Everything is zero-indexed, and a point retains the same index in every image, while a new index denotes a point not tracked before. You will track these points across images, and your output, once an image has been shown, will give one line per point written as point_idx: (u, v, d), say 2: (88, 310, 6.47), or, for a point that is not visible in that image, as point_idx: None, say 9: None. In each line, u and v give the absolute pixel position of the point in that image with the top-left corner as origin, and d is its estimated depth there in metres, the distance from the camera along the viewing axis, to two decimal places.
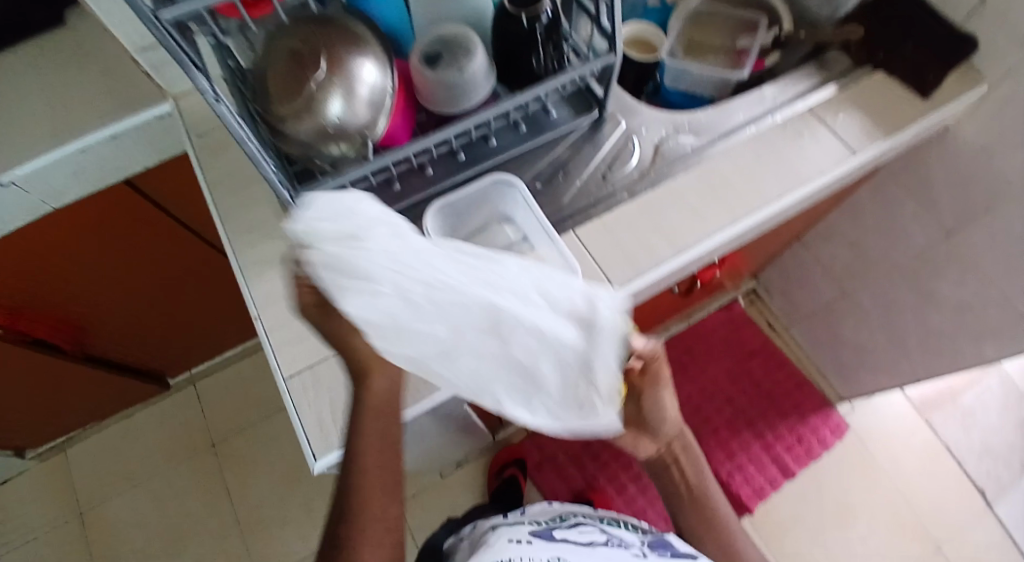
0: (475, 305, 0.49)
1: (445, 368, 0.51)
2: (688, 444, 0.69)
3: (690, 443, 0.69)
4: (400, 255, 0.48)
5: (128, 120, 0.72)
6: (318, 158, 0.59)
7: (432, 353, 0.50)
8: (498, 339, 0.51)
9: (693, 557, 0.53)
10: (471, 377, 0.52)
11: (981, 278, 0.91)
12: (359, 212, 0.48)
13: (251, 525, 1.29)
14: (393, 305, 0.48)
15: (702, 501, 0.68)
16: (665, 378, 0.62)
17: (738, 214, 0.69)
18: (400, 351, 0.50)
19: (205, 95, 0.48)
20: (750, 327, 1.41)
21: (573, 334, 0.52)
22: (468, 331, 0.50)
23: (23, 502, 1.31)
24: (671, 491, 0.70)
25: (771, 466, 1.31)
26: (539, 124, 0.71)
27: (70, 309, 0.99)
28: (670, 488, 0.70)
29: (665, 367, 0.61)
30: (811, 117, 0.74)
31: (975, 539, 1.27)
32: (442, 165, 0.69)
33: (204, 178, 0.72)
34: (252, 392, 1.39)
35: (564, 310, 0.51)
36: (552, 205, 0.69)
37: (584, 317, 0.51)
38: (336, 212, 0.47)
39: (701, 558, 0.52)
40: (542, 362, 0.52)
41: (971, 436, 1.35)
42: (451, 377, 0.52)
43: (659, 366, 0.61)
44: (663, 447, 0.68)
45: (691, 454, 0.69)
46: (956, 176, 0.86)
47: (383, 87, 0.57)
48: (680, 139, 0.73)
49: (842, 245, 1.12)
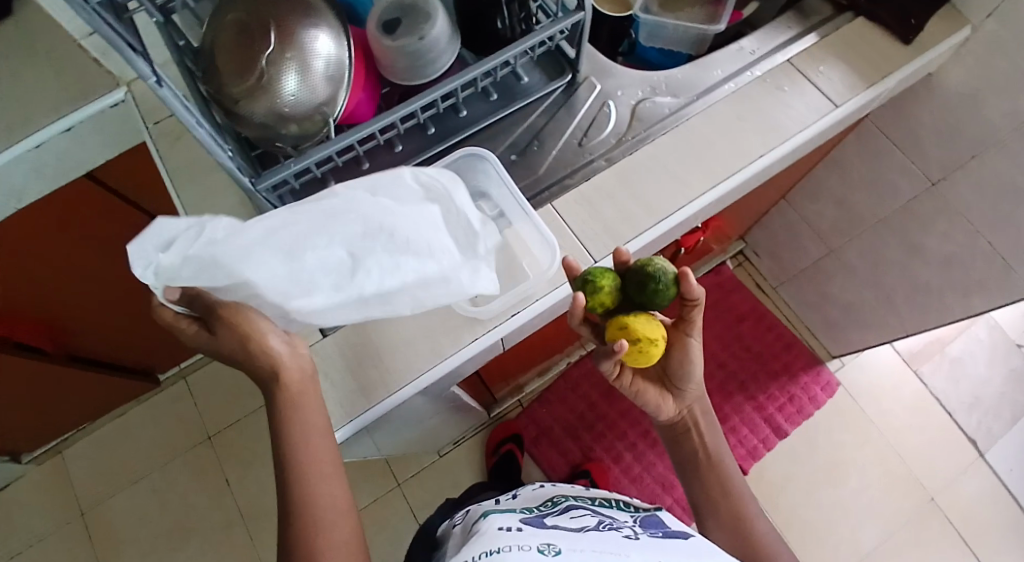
0: (343, 214, 0.50)
1: (366, 284, 0.50)
2: (708, 408, 0.64)
3: (709, 410, 0.64)
4: (248, 225, 0.46)
5: (80, 111, 0.67)
6: (277, 141, 0.56)
7: (344, 272, 0.49)
8: (388, 237, 0.51)
9: (685, 535, 0.51)
10: (396, 280, 0.51)
11: (968, 228, 0.90)
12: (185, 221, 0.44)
13: (254, 514, 1.28)
14: (274, 256, 0.46)
15: (721, 470, 0.63)
16: (697, 331, 0.57)
17: (720, 175, 0.67)
18: (313, 293, 0.49)
19: (146, 80, 0.43)
20: (738, 289, 1.41)
21: (437, 205, 0.56)
22: (358, 241, 0.50)
23: (19, 508, 1.29)
24: (688, 461, 0.64)
25: (763, 426, 1.31)
26: (510, 90, 0.68)
27: (44, 309, 0.95)
28: (688, 456, 0.64)
29: (700, 317, 0.56)
30: (792, 70, 0.72)
31: (966, 486, 1.29)
32: (411, 140, 0.66)
33: (165, 169, 0.69)
34: (241, 383, 1.36)
35: (415, 190, 0.55)
36: (529, 176, 0.67)
37: (431, 188, 0.56)
38: (179, 228, 0.44)
39: (694, 538, 0.50)
40: (440, 241, 0.54)
41: (961, 386, 1.36)
42: (380, 288, 0.51)
43: (693, 316, 0.56)
44: (683, 409, 0.62)
45: (711, 423, 0.64)
46: (942, 124, 0.85)
47: (340, 59, 0.55)
48: (658, 100, 0.70)
49: (828, 201, 1.10)
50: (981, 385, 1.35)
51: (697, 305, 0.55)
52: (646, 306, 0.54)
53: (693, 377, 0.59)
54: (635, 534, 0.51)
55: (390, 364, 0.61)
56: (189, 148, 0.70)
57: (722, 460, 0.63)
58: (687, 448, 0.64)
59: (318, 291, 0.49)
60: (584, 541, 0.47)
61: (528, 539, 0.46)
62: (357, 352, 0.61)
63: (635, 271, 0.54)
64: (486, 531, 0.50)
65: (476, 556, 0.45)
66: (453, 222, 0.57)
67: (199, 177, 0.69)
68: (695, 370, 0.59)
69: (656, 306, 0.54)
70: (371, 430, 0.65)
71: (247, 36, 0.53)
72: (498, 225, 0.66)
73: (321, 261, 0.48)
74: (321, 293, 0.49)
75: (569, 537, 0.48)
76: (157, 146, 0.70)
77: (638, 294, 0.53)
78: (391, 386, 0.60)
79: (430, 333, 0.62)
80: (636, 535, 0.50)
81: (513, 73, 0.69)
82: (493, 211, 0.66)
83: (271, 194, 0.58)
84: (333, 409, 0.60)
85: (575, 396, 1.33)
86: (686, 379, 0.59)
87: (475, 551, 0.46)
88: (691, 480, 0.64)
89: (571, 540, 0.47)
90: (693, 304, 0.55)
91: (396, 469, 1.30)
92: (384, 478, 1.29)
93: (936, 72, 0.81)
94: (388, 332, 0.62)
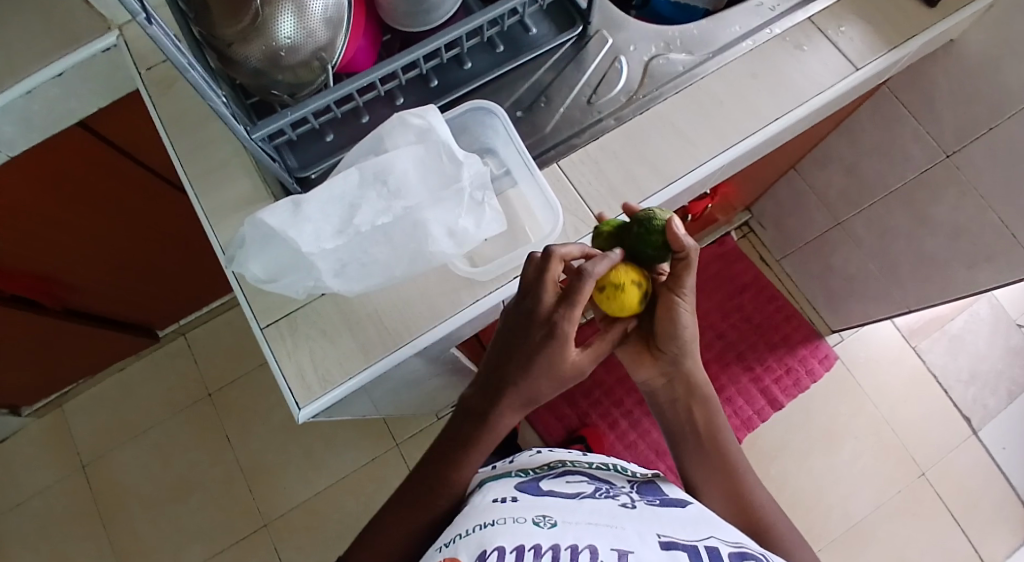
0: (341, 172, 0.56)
1: (361, 223, 0.55)
2: (696, 380, 0.61)
3: (700, 377, 0.61)
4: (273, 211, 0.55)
5: (73, 57, 0.64)
6: (273, 88, 0.54)
7: (348, 214, 0.55)
8: (380, 179, 0.56)
9: (681, 503, 0.51)
10: (401, 212, 0.56)
11: (981, 201, 0.88)
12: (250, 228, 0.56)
13: (252, 470, 1.29)
14: (282, 219, 0.54)
15: (712, 442, 0.61)
16: (687, 291, 0.55)
17: (730, 138, 0.65)
18: (322, 238, 0.55)
19: (135, 16, 0.38)
20: (742, 260, 1.39)
21: (426, 145, 0.57)
22: (354, 188, 0.55)
23: (22, 459, 1.30)
24: (677, 431, 0.62)
25: (759, 398, 1.31)
26: (517, 42, 0.65)
27: (42, 265, 0.94)
28: (676, 427, 0.62)
29: (690, 274, 0.53)
30: (811, 28, 0.68)
31: (958, 461, 1.30)
32: (413, 92, 0.64)
33: (159, 120, 0.67)
34: (239, 342, 1.35)
35: (399, 136, 0.56)
36: (534, 134, 0.65)
37: (417, 127, 0.56)
38: (250, 235, 0.56)
39: (690, 507, 0.50)
40: (434, 184, 0.57)
41: (959, 362, 1.35)
42: (386, 221, 0.56)
43: (681, 274, 0.54)
44: (666, 376, 0.61)
45: (703, 390, 0.61)
46: (961, 92, 0.83)
47: (339, 2, 0.52)
48: (671, 57, 0.67)
49: (838, 171, 1.08)
50: (980, 361, 1.34)
51: (685, 260, 0.53)
52: (636, 259, 0.54)
53: (679, 340, 0.57)
54: (631, 501, 0.50)
55: (387, 322, 0.60)
56: (182, 97, 0.68)
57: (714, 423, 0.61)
58: (676, 414, 0.62)
59: (325, 234, 0.55)
60: (580, 512, 0.47)
61: (523, 512, 0.46)
62: (354, 310, 0.60)
63: (638, 218, 0.55)
64: (480, 503, 0.50)
65: (469, 528, 0.45)
66: (434, 161, 0.57)
67: (196, 128, 0.68)
68: (683, 332, 0.56)
69: (645, 259, 0.54)
70: (366, 392, 0.64)
71: None
72: (502, 183, 0.64)
73: (323, 205, 0.55)
74: (326, 235, 0.55)
75: (565, 507, 0.48)
76: (151, 95, 0.68)
77: (632, 245, 0.54)
78: (389, 344, 0.59)
79: (429, 293, 0.61)
80: (633, 503, 0.50)
81: (521, 23, 0.65)
82: (499, 168, 0.64)
83: (267, 144, 0.56)
84: (331, 366, 0.59)
85: None
86: (667, 340, 0.57)
87: (469, 523, 0.46)
88: (684, 446, 0.62)
89: (567, 511, 0.47)
90: (681, 258, 0.53)
91: (394, 429, 1.30)
92: (381, 438, 1.29)
93: (959, 37, 0.79)
94: (387, 291, 0.61)
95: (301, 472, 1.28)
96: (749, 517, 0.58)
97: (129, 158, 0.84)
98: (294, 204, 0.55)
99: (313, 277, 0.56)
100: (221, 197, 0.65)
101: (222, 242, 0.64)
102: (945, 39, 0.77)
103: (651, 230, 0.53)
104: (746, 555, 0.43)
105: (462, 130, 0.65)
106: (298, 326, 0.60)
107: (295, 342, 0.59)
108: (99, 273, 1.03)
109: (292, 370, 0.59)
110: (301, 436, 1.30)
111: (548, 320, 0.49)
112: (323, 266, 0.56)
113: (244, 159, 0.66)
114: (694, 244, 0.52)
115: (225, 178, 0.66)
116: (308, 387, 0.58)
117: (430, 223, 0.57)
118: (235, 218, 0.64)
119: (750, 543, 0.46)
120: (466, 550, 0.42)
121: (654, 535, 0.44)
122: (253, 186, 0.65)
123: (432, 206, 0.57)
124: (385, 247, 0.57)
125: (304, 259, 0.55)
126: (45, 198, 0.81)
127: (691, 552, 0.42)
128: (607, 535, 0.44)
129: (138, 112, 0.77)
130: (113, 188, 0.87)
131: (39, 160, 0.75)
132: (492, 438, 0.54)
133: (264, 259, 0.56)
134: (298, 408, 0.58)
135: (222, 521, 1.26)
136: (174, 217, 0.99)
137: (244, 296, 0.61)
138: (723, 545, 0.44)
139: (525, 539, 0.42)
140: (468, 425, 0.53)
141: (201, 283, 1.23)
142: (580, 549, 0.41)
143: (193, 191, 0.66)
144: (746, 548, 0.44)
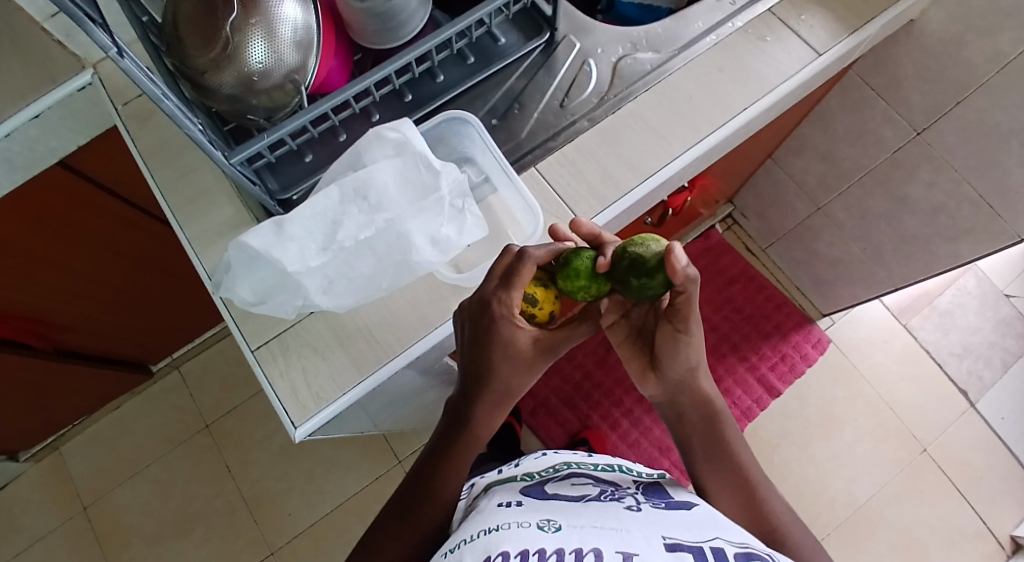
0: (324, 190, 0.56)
1: (345, 238, 0.56)
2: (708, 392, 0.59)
3: (709, 391, 0.59)
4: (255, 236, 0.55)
5: (48, 95, 0.65)
6: (249, 113, 0.55)
7: (330, 231, 0.56)
8: (361, 197, 0.56)
9: (687, 508, 0.51)
10: (384, 227, 0.57)
11: (954, 175, 0.90)
12: (235, 254, 0.56)
13: (255, 499, 1.28)
14: (266, 240, 0.55)
15: (728, 453, 0.59)
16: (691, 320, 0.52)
17: (702, 131, 0.66)
18: (308, 256, 0.56)
19: (107, 52, 0.39)
20: (728, 251, 1.40)
21: (401, 156, 0.58)
22: (334, 203, 0.56)
23: (22, 506, 1.28)
24: (690, 444, 0.60)
25: (756, 387, 1.31)
26: (487, 52, 0.66)
27: (30, 310, 0.94)
28: (686, 440, 0.60)
29: (691, 306, 0.51)
30: (774, 19, 0.70)
31: (958, 436, 1.31)
32: (387, 107, 0.65)
33: (137, 153, 0.68)
34: (235, 371, 1.35)
35: (375, 152, 0.57)
36: (510, 141, 0.66)
37: (395, 140, 0.57)
38: (237, 258, 0.57)
39: (693, 511, 0.51)
40: (412, 196, 0.58)
41: (950, 336, 1.36)
42: (370, 235, 0.57)
43: (687, 310, 0.51)
44: (676, 393, 0.58)
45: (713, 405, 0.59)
46: (925, 71, 0.85)
47: (308, 24, 0.54)
48: (639, 56, 0.68)
49: (814, 157, 1.09)
50: (971, 334, 1.36)
51: (686, 294, 0.49)
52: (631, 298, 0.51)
53: (688, 360, 0.55)
54: (637, 504, 0.51)
55: (379, 336, 0.60)
56: (161, 128, 0.69)
57: (723, 434, 0.60)
58: (688, 431, 0.60)
59: (310, 252, 0.56)
60: (584, 517, 0.47)
61: (528, 516, 0.47)
62: (345, 325, 0.61)
63: (620, 259, 0.50)
64: (486, 507, 0.50)
65: (474, 534, 0.45)
66: (413, 172, 0.58)
67: (172, 158, 0.68)
68: (690, 352, 0.55)
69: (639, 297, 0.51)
70: (362, 407, 0.65)
71: (209, 6, 0.52)
72: (482, 191, 0.66)
73: (307, 223, 0.55)
74: (312, 254, 0.56)
75: (570, 511, 0.48)
76: (128, 128, 0.69)
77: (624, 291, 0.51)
78: (381, 356, 0.60)
79: (419, 304, 0.62)
80: (638, 505, 0.51)
81: (490, 34, 0.66)
82: (479, 176, 0.66)
83: (247, 168, 0.56)
84: (325, 382, 0.59)
85: (570, 366, 1.33)
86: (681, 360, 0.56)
87: (474, 528, 0.46)
88: (695, 453, 0.60)
89: (571, 515, 0.47)
90: (684, 290, 0.49)
91: (394, 446, 1.30)
92: (384, 457, 1.29)
93: (918, 17, 0.81)
94: (376, 305, 0.61)
95: (305, 497, 1.28)
96: (760, 520, 0.57)
97: (109, 193, 0.84)
98: (275, 225, 0.55)
99: (302, 296, 0.57)
100: (203, 224, 0.66)
101: (208, 269, 0.64)
102: (905, 19, 0.79)
103: (646, 285, 0.48)
104: (751, 556, 0.44)
105: (442, 140, 0.67)
106: (289, 345, 0.60)
107: (286, 362, 0.59)
108: (89, 310, 1.02)
109: (287, 391, 0.59)
110: (304, 461, 1.30)
111: (488, 302, 0.52)
112: (312, 283, 0.57)
113: (224, 185, 0.67)
114: (696, 275, 0.48)
115: (207, 203, 0.67)
116: (304, 405, 0.58)
117: (413, 236, 0.58)
118: (219, 244, 0.65)
119: (755, 543, 0.46)
120: (472, 554, 0.43)
121: (660, 539, 0.44)
122: (236, 211, 0.66)
123: (413, 216, 0.58)
124: (370, 260, 0.58)
125: (292, 278, 0.56)
126: (30, 238, 0.81)
127: (697, 553, 0.43)
128: (613, 538, 0.44)
129: (116, 146, 0.78)
130: (97, 224, 0.87)
131: (21, 201, 0.75)
132: (477, 442, 0.56)
133: (249, 282, 0.57)
134: (294, 427, 0.58)
135: (228, 551, 1.25)
136: (161, 250, 1.00)
137: (233, 318, 0.61)
138: (728, 546, 0.44)
139: (530, 543, 0.42)
140: (454, 433, 0.55)
141: (190, 314, 1.22)
142: (585, 553, 0.42)
143: (176, 221, 0.66)
144: (751, 550, 0.45)
